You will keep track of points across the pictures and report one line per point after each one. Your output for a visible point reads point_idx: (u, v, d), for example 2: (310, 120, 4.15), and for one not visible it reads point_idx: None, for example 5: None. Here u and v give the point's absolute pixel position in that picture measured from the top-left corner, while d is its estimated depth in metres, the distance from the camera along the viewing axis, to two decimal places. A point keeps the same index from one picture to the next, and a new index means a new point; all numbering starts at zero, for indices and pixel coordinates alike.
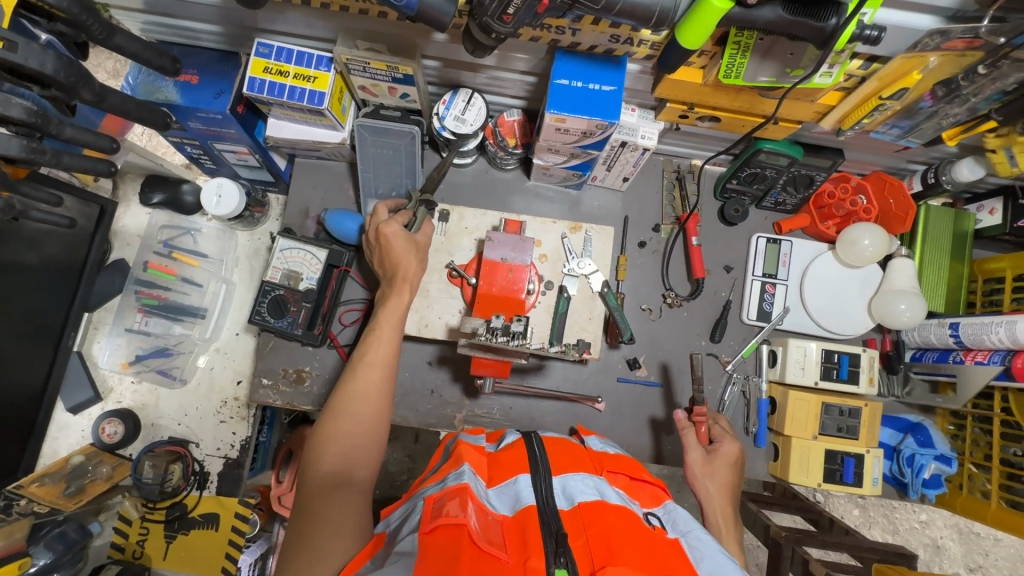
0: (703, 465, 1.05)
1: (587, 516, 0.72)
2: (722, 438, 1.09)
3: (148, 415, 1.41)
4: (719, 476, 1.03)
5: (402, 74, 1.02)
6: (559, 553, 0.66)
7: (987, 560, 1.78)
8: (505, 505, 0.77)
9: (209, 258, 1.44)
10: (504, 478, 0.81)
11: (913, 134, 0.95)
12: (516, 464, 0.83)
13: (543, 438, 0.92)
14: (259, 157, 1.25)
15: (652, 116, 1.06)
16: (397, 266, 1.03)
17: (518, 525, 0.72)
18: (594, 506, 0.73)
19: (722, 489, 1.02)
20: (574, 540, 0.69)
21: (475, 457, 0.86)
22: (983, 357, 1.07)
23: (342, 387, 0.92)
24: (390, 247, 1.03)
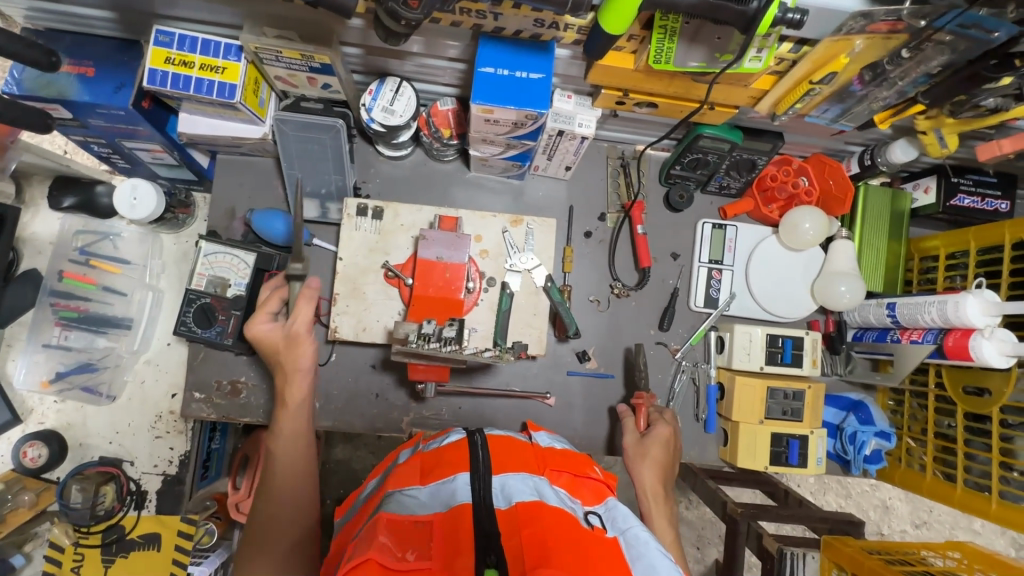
0: (635, 445, 1.06)
1: (522, 517, 0.69)
2: (657, 422, 1.10)
3: (75, 435, 1.33)
4: (649, 451, 1.04)
5: (320, 64, 0.95)
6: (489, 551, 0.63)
7: (931, 516, 1.87)
8: (438, 505, 0.73)
9: (132, 265, 1.34)
10: (439, 478, 0.78)
11: (846, 117, 0.93)
12: (454, 464, 0.80)
13: (488, 435, 0.88)
14: (176, 154, 1.16)
15: (589, 103, 1.02)
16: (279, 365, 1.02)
17: (450, 524, 0.69)
18: (531, 507, 0.71)
19: (654, 466, 1.03)
20: (506, 540, 0.66)
21: (410, 471, 0.82)
22: (919, 335, 1.09)
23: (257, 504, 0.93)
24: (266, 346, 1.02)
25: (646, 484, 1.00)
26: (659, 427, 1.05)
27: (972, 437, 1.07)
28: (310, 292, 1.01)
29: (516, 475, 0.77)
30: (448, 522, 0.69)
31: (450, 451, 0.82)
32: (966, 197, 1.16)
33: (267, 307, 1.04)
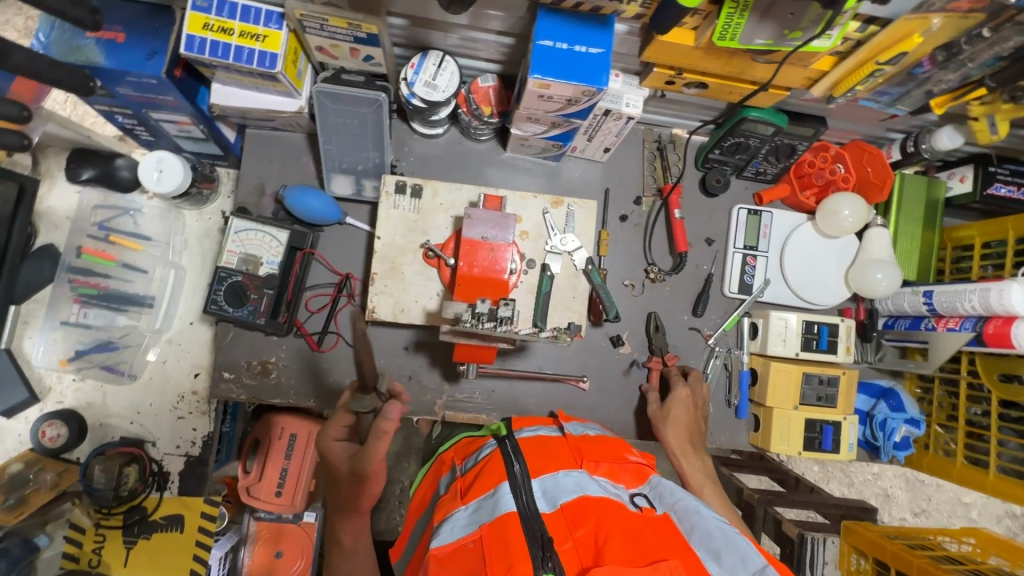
0: (657, 409, 1.13)
1: (571, 516, 0.71)
2: (676, 385, 1.15)
3: (95, 415, 1.30)
4: (672, 415, 1.11)
5: (366, 34, 0.92)
6: (546, 557, 0.65)
7: (930, 504, 1.91)
8: (484, 515, 0.72)
9: (154, 242, 1.31)
10: (479, 494, 0.77)
11: (901, 101, 0.93)
12: (491, 475, 0.79)
13: (518, 440, 0.88)
14: (204, 127, 1.12)
15: (637, 83, 1.01)
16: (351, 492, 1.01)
17: (499, 533, 0.68)
18: (577, 503, 0.72)
19: (680, 429, 1.09)
20: (560, 545, 0.69)
21: (450, 498, 0.81)
22: (955, 323, 1.10)
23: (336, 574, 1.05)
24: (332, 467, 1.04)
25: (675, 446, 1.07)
26: (677, 390, 1.12)
27: (1004, 423, 1.08)
28: (388, 429, 0.93)
29: (557, 476, 0.78)
30: (496, 532, 0.68)
31: (485, 465, 0.82)
32: (1002, 186, 1.16)
33: (340, 423, 1.04)
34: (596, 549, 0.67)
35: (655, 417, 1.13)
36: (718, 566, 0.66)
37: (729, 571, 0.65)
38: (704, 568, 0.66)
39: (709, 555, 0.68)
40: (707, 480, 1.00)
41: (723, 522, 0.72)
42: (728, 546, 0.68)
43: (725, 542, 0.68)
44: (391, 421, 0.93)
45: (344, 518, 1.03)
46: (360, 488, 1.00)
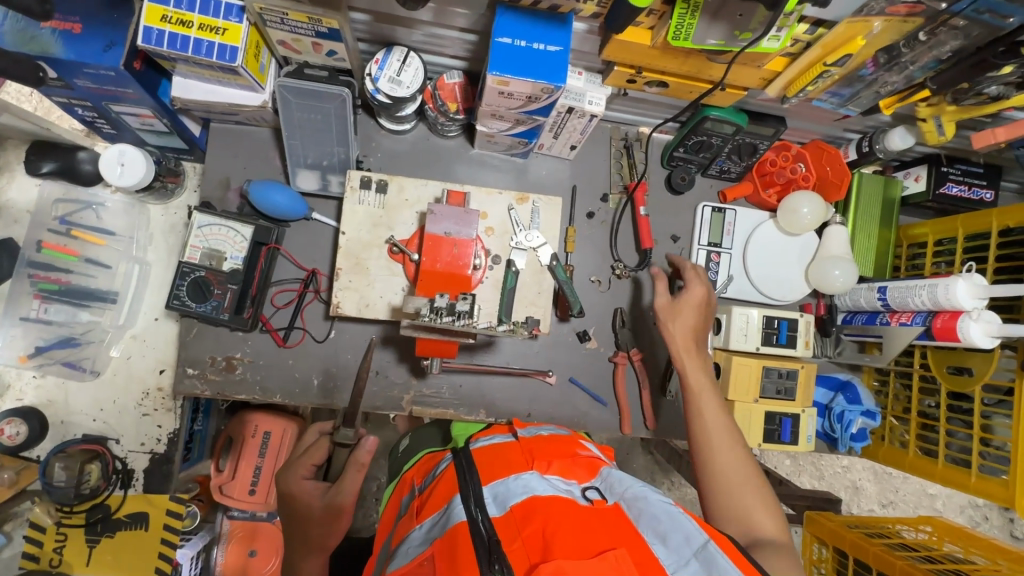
0: (666, 301, 1.07)
1: (519, 517, 0.72)
2: (692, 281, 1.10)
3: (57, 412, 1.28)
4: (681, 314, 1.05)
5: (327, 28, 0.92)
6: (494, 561, 0.66)
7: (897, 496, 1.96)
8: (437, 532, 0.75)
9: (117, 236, 1.29)
10: (433, 512, 0.80)
11: (852, 102, 0.96)
12: (445, 492, 0.81)
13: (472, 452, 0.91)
14: (167, 121, 1.11)
15: (599, 81, 1.02)
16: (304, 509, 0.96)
17: (448, 547, 0.69)
18: (525, 504, 0.74)
19: (687, 327, 1.04)
20: (508, 544, 0.69)
21: (408, 519, 0.85)
22: (908, 318, 1.13)
23: None
24: (298, 504, 0.95)
25: (680, 341, 1.03)
26: (692, 288, 1.07)
27: (953, 414, 1.12)
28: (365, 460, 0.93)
29: (508, 480, 0.80)
30: (446, 546, 0.70)
31: (440, 483, 0.85)
32: (954, 186, 1.20)
33: (311, 460, 1.00)
34: (543, 544, 0.67)
35: (661, 311, 1.07)
36: (664, 548, 0.68)
37: (675, 550, 0.67)
38: (651, 551, 0.68)
39: (656, 537, 0.70)
40: (705, 376, 0.97)
41: (669, 504, 0.75)
42: (673, 527, 0.70)
43: (670, 523, 0.71)
44: (366, 453, 0.93)
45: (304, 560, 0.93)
46: (330, 525, 0.92)
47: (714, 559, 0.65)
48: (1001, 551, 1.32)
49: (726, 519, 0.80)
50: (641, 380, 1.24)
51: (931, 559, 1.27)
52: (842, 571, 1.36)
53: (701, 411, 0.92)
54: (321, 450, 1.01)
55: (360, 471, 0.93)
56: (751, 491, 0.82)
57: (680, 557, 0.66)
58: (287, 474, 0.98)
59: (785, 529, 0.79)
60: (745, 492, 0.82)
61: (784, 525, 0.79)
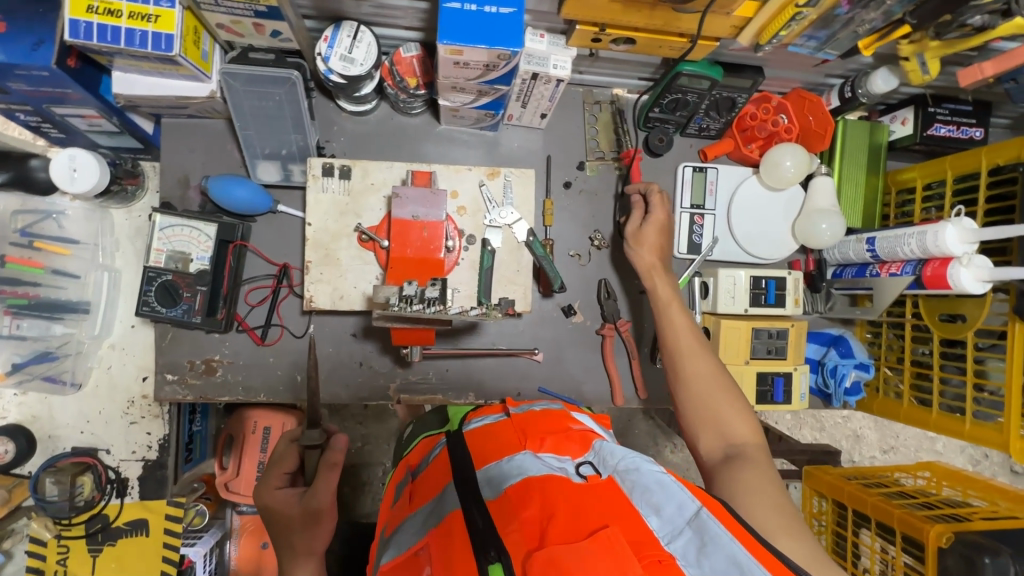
0: (634, 229, 1.12)
1: (512, 502, 0.70)
2: (655, 206, 1.12)
3: (43, 428, 1.27)
4: (645, 240, 1.10)
5: (265, 7, 0.86)
6: (489, 549, 0.62)
7: (898, 441, 1.96)
8: (430, 522, 0.73)
9: (82, 245, 1.23)
10: (427, 500, 0.79)
11: (830, 45, 0.92)
12: (438, 480, 0.80)
13: (465, 436, 0.89)
14: (115, 120, 1.05)
15: (563, 42, 0.96)
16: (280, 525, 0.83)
17: (443, 538, 0.68)
18: (520, 485, 0.72)
19: (654, 250, 1.10)
20: (504, 530, 0.67)
21: (402, 504, 0.85)
22: (897, 268, 1.10)
23: None
24: (276, 518, 0.83)
25: (649, 264, 1.09)
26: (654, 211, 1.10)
27: (946, 362, 1.11)
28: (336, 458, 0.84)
29: (501, 465, 0.79)
30: (441, 536, 0.69)
31: (431, 470, 0.84)
32: (942, 127, 1.15)
33: (282, 469, 0.89)
34: (540, 531, 0.66)
35: (632, 238, 1.12)
36: (658, 519, 0.66)
37: (669, 521, 0.66)
38: (645, 524, 0.66)
39: (649, 508, 0.68)
40: (674, 295, 1.05)
41: (661, 473, 0.73)
42: (666, 496, 0.68)
43: (662, 492, 0.69)
44: (338, 452, 0.84)
45: (294, 563, 0.82)
46: (313, 528, 0.81)
47: (707, 526, 0.64)
48: (999, 491, 1.32)
49: (701, 426, 0.89)
50: (631, 351, 1.22)
51: (929, 506, 1.28)
52: (842, 522, 1.37)
53: (674, 327, 1.01)
54: (290, 458, 0.90)
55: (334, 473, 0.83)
56: (721, 397, 0.90)
57: (674, 527, 0.65)
58: (261, 486, 0.86)
59: (755, 426, 0.87)
60: (717, 397, 0.91)
61: (757, 427, 0.86)
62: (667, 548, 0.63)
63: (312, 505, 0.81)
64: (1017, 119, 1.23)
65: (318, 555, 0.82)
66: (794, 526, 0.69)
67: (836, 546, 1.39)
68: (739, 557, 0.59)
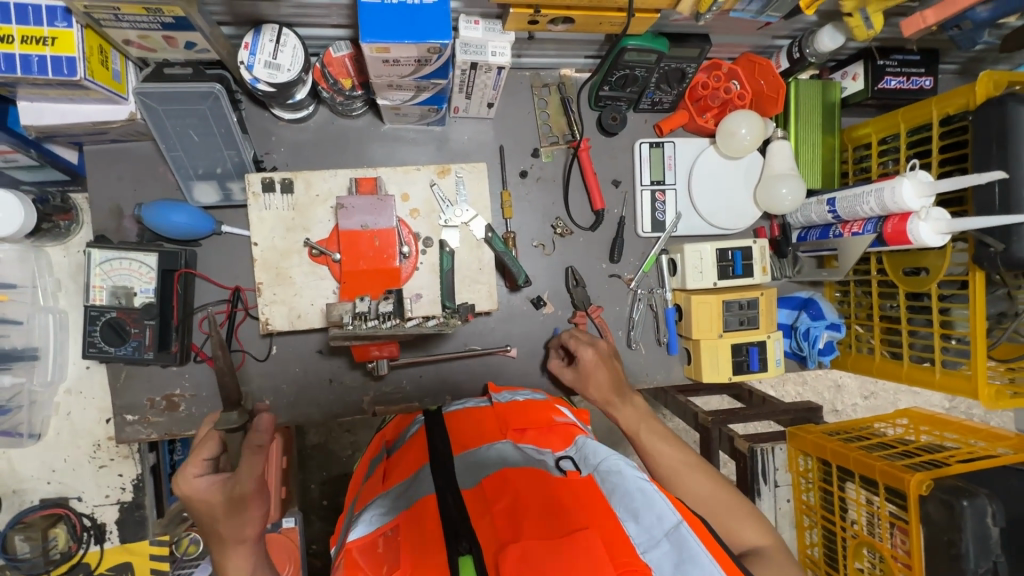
0: (583, 363, 1.05)
1: (489, 494, 0.72)
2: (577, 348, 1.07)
3: (5, 483, 1.21)
4: (593, 379, 1.03)
5: (172, 18, 0.79)
6: (460, 542, 0.63)
7: (878, 386, 1.99)
8: (401, 505, 0.74)
9: (20, 288, 1.14)
10: (402, 480, 0.80)
11: (772, 7, 0.90)
12: (414, 462, 0.82)
13: (444, 417, 0.92)
14: (33, 153, 0.98)
15: (500, 27, 0.92)
16: (210, 518, 0.76)
17: (415, 522, 0.69)
18: (496, 478, 0.74)
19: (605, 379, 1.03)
20: (478, 522, 0.68)
21: (374, 481, 0.86)
22: (859, 228, 1.10)
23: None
24: (196, 506, 0.77)
25: (604, 401, 1.01)
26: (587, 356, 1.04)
27: (914, 315, 1.12)
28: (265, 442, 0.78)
29: (480, 452, 0.81)
30: (413, 520, 0.69)
31: (406, 454, 0.86)
32: (892, 79, 1.14)
33: (200, 455, 0.78)
34: (511, 522, 0.67)
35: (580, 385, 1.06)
36: (635, 525, 0.66)
37: (646, 529, 0.65)
38: (622, 529, 0.66)
39: (628, 513, 0.68)
40: (643, 419, 0.96)
41: (644, 479, 0.71)
42: (646, 504, 0.68)
43: (643, 500, 0.68)
44: (264, 433, 0.78)
45: (224, 555, 0.77)
46: (241, 514, 0.77)
47: (685, 540, 0.63)
48: (974, 431, 1.36)
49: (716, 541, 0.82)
50: (604, 336, 1.21)
51: (909, 454, 1.30)
52: (828, 478, 1.40)
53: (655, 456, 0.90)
54: (211, 441, 0.80)
55: (260, 453, 0.78)
56: (725, 512, 0.83)
57: (651, 537, 0.65)
58: (182, 475, 0.77)
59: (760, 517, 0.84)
60: (721, 509, 0.84)
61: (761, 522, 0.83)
62: (643, 557, 0.63)
63: (234, 491, 0.76)
64: (965, 63, 1.23)
65: (251, 542, 0.78)
66: None
67: (823, 501, 1.42)
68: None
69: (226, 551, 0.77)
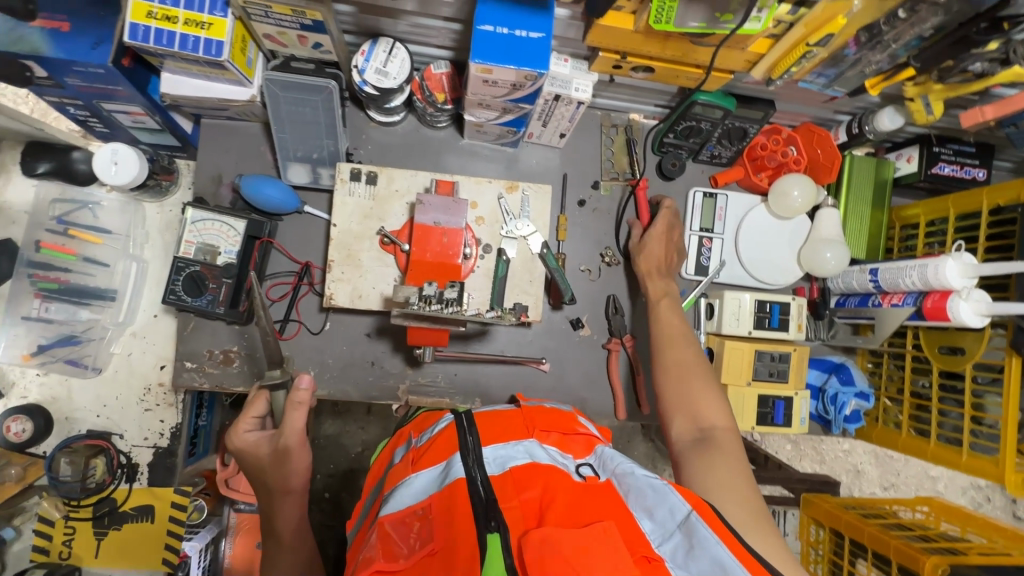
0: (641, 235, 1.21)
1: (515, 481, 0.75)
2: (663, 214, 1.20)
3: (61, 409, 1.31)
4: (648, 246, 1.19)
5: (311, 21, 0.92)
6: (489, 519, 0.68)
7: (901, 479, 1.91)
8: (434, 485, 0.78)
9: (114, 235, 1.30)
10: (431, 465, 0.82)
11: (838, 83, 0.98)
12: (442, 449, 0.83)
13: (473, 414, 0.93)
14: (158, 118, 1.12)
15: (586, 67, 1.02)
16: (263, 476, 0.86)
17: (446, 502, 0.73)
18: (524, 468, 0.78)
19: (653, 256, 1.18)
20: (505, 503, 0.72)
21: (402, 466, 0.87)
22: (898, 299, 1.13)
23: (272, 520, 0.89)
24: (252, 457, 0.86)
25: (646, 270, 1.18)
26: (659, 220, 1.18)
27: (945, 394, 1.13)
28: (302, 401, 0.82)
29: (508, 445, 0.83)
30: (444, 501, 0.74)
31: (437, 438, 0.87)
32: (947, 166, 1.19)
33: (251, 412, 0.88)
34: (538, 512, 0.71)
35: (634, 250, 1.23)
36: (650, 523, 0.70)
37: (660, 524, 0.69)
38: (639, 526, 0.69)
39: (643, 511, 0.72)
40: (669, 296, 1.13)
41: (655, 478, 0.76)
42: (659, 501, 0.71)
43: (657, 498, 0.72)
44: (305, 391, 0.82)
45: (277, 505, 0.87)
46: (285, 468, 0.84)
47: (696, 529, 0.66)
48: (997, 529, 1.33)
49: (675, 409, 0.94)
50: (634, 367, 1.26)
51: (925, 538, 1.28)
52: (839, 551, 1.37)
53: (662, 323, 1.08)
54: (260, 401, 0.89)
55: (303, 409, 0.83)
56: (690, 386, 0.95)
57: (665, 530, 0.68)
58: (237, 427, 0.87)
59: (729, 414, 0.91)
60: (693, 383, 0.96)
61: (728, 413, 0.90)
62: (656, 549, 0.67)
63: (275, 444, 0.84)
64: (1020, 163, 1.28)
65: (297, 492, 0.87)
66: (756, 515, 0.73)
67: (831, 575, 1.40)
68: (723, 559, 0.62)
69: (276, 502, 0.87)
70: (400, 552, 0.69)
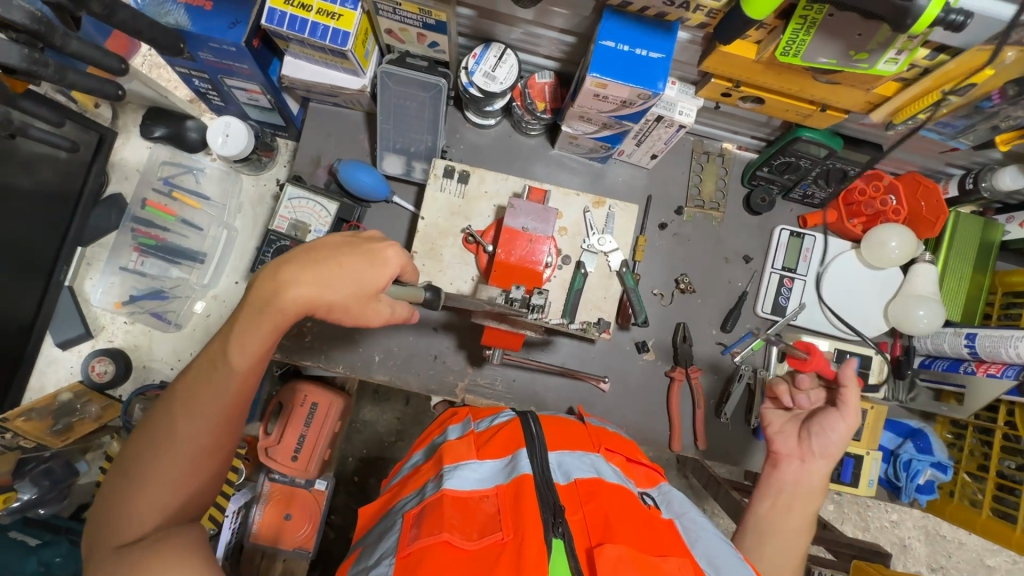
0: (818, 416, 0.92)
1: (585, 493, 0.73)
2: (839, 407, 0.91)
3: (140, 357, 1.38)
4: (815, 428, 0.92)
5: (435, 21, 0.96)
6: (557, 524, 0.67)
7: (949, 562, 1.68)
8: (500, 476, 0.75)
9: (211, 202, 1.38)
10: (496, 456, 0.79)
11: (965, 134, 0.94)
12: (510, 442, 0.80)
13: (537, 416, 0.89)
14: (272, 97, 1.18)
15: (693, 92, 1.01)
16: (332, 283, 0.71)
17: (514, 494, 0.71)
18: (592, 482, 0.75)
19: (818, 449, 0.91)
20: (571, 515, 0.71)
21: (462, 444, 0.80)
22: (997, 370, 1.06)
23: (285, 293, 0.71)
24: (358, 268, 0.72)
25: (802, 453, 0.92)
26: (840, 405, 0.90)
27: None
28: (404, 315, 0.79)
29: (575, 453, 0.81)
30: (511, 496, 0.71)
31: (501, 429, 0.84)
32: None
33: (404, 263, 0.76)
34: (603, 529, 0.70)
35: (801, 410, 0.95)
36: None
37: None
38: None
39: (710, 567, 0.69)
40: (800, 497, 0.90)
41: (729, 544, 0.73)
42: (729, 565, 0.69)
43: (727, 561, 0.69)
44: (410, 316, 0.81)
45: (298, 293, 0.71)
46: (353, 311, 0.73)
47: None
48: None
49: None
50: (695, 400, 1.22)
51: None
52: None
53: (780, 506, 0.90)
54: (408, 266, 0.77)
55: (400, 315, 0.79)
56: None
57: None
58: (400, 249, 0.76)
59: None
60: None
61: None
62: None
63: (381, 293, 0.75)
64: None
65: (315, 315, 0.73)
66: None
67: None
68: None
69: (305, 296, 0.71)
70: (465, 528, 0.68)
